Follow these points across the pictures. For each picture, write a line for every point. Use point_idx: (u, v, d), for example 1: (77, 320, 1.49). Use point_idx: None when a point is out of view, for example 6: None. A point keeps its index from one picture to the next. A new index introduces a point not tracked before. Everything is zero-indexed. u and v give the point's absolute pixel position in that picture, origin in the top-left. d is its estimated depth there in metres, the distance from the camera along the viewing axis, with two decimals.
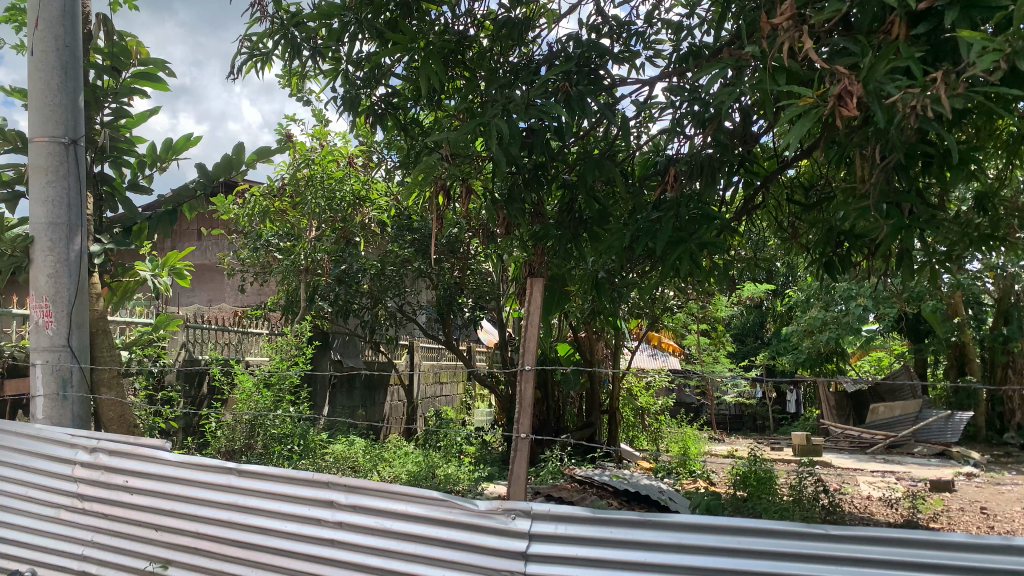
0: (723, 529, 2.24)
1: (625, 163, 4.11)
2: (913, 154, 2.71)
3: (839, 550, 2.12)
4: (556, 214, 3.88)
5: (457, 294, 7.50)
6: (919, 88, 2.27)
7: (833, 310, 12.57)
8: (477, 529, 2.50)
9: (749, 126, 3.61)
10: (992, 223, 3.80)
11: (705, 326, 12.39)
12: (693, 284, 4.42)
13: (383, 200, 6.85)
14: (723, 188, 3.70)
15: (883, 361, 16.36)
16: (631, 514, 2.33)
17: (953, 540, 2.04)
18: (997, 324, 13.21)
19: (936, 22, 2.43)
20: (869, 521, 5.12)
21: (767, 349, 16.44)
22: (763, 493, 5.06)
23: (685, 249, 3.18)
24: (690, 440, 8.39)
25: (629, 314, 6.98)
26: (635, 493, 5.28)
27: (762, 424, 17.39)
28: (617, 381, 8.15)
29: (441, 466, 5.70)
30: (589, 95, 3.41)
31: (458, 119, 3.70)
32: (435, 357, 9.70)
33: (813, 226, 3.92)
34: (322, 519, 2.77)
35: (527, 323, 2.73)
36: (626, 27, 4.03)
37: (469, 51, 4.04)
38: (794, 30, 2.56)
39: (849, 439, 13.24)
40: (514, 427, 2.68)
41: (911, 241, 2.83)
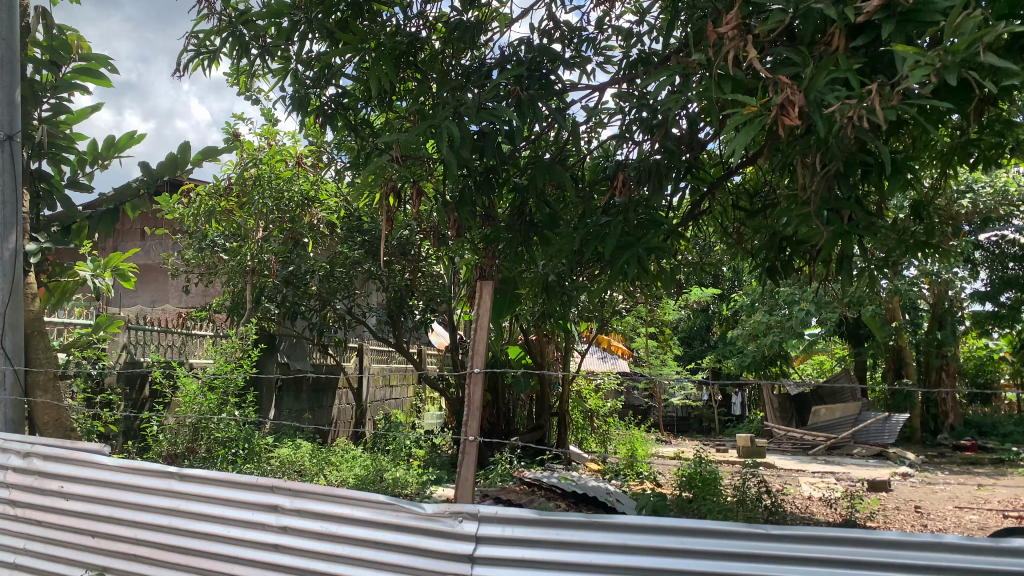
0: (668, 530, 2.27)
1: (575, 168, 4.14)
2: (852, 163, 2.79)
3: (777, 549, 2.17)
4: (506, 218, 3.89)
5: (407, 295, 7.46)
6: (857, 99, 2.34)
7: (777, 314, 12.85)
8: (424, 532, 2.49)
9: (697, 134, 3.67)
10: (927, 230, 3.94)
11: (653, 330, 12.56)
12: (640, 288, 4.48)
13: (333, 201, 6.77)
14: (671, 195, 3.77)
15: (825, 364, 16.80)
16: (577, 516, 2.35)
17: (888, 539, 2.10)
18: (932, 329, 13.66)
19: (874, 35, 2.50)
20: (809, 521, 5.26)
21: (714, 353, 16.73)
22: (708, 495, 5.14)
23: (633, 254, 3.22)
24: (638, 443, 8.50)
25: (579, 317, 7.03)
26: (583, 495, 5.32)
27: (709, 426, 17.69)
28: (567, 384, 8.20)
29: (390, 470, 5.67)
30: (540, 100, 3.43)
31: (409, 121, 3.68)
32: (385, 360, 9.63)
33: (757, 233, 4.02)
34: (265, 523, 2.73)
35: (476, 325, 2.73)
36: (578, 34, 4.05)
37: (421, 53, 4.03)
38: (739, 39, 2.62)
39: (792, 441, 13.54)
40: (462, 430, 2.69)
41: (851, 247, 2.92)
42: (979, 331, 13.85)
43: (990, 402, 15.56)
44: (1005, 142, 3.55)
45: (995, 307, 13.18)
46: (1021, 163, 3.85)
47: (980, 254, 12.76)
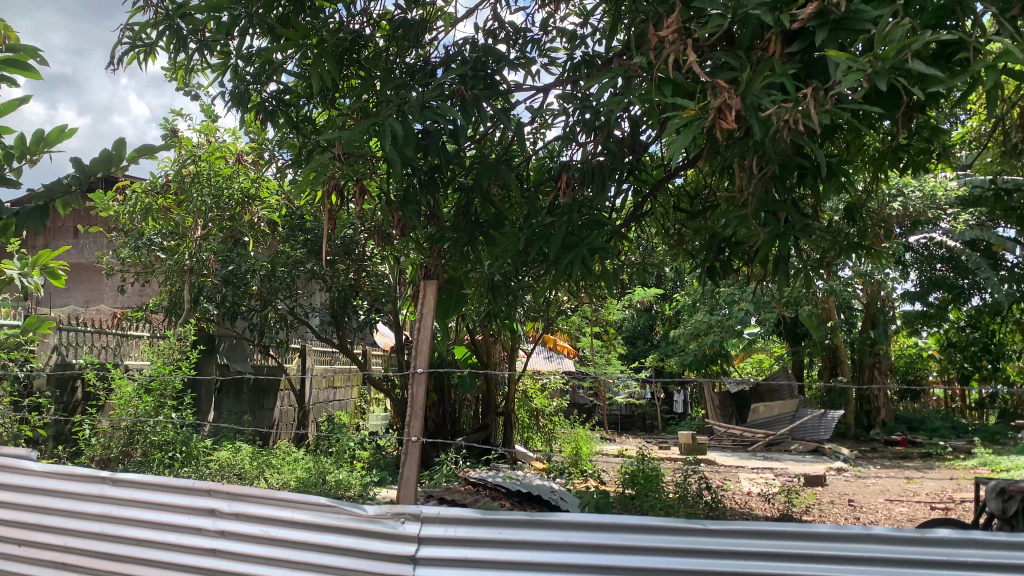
0: (610, 527, 2.29)
1: (521, 168, 4.15)
2: (789, 166, 2.86)
3: (715, 543, 2.21)
4: (452, 217, 3.88)
5: (352, 295, 7.38)
6: (792, 103, 2.40)
7: (718, 314, 13.11)
8: (366, 533, 2.46)
9: (639, 137, 3.72)
10: (859, 232, 4.07)
11: (598, 329, 12.66)
12: (584, 289, 4.52)
13: (274, 199, 6.66)
14: (614, 196, 3.82)
15: (764, 362, 17.20)
16: (519, 514, 2.36)
17: (820, 531, 2.16)
18: (865, 328, 14.09)
19: (809, 41, 2.57)
20: (748, 516, 5.38)
21: (657, 352, 16.96)
22: (650, 491, 5.21)
23: (577, 254, 3.24)
24: (583, 442, 8.56)
25: (525, 317, 7.05)
26: (527, 494, 5.35)
27: (651, 424, 17.95)
28: (513, 384, 8.21)
29: (332, 472, 5.60)
30: (485, 100, 3.42)
31: (352, 119, 3.62)
32: (329, 361, 9.50)
33: (698, 234, 4.09)
34: (202, 528, 2.66)
35: (419, 325, 2.73)
36: (522, 34, 4.07)
37: (365, 51, 3.98)
38: (679, 43, 2.66)
39: (732, 437, 13.81)
40: (405, 431, 2.69)
41: (788, 248, 2.99)
42: (909, 329, 14.33)
43: (919, 398, 16.13)
44: (932, 147, 3.69)
45: (923, 307, 13.69)
46: (948, 167, 3.99)
47: (911, 255, 13.20)
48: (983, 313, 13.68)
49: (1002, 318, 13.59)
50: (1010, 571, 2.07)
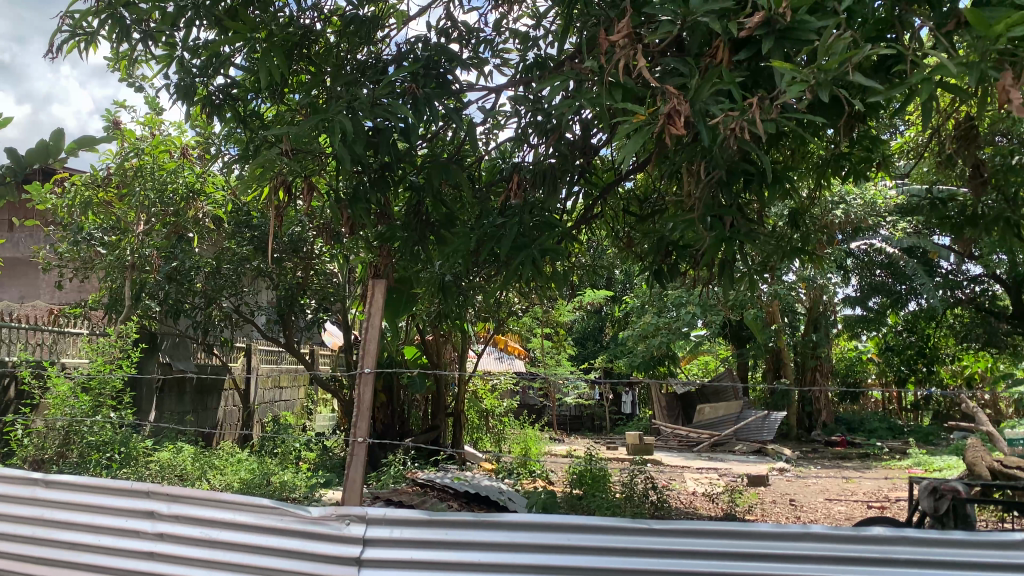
0: (556, 527, 2.30)
1: (473, 168, 4.14)
2: (735, 172, 2.91)
3: (659, 542, 2.24)
4: (402, 216, 3.86)
5: (299, 294, 7.28)
6: (738, 111, 2.44)
7: (666, 316, 13.27)
8: (310, 536, 2.43)
9: (590, 140, 3.75)
10: (802, 237, 4.17)
11: (548, 331, 12.70)
12: (534, 291, 4.54)
13: (219, 194, 6.53)
14: (564, 198, 3.84)
15: (710, 364, 17.49)
16: (466, 515, 2.36)
17: (760, 530, 2.20)
18: (808, 331, 14.38)
19: (755, 49, 2.62)
20: (693, 515, 5.47)
21: (606, 353, 17.11)
22: (597, 491, 5.26)
23: (527, 255, 3.25)
24: (532, 442, 8.60)
25: (476, 318, 7.05)
26: (475, 495, 5.36)
27: (600, 424, 18.11)
28: (463, 384, 8.19)
29: (277, 473, 5.51)
30: (436, 98, 3.40)
31: (302, 114, 3.55)
32: (275, 360, 9.35)
33: (646, 237, 4.14)
34: (140, 531, 2.59)
35: (367, 325, 2.70)
36: (475, 34, 4.06)
37: (315, 46, 3.91)
38: (630, 48, 2.68)
39: (678, 438, 14.01)
40: (351, 431, 2.66)
41: (733, 252, 3.04)
42: (849, 333, 14.72)
43: (859, 400, 16.58)
44: (873, 156, 3.80)
45: (863, 311, 14.08)
46: (887, 176, 4.11)
47: (852, 261, 13.55)
48: (919, 317, 14.15)
49: (937, 323, 14.08)
50: (941, 567, 2.14)
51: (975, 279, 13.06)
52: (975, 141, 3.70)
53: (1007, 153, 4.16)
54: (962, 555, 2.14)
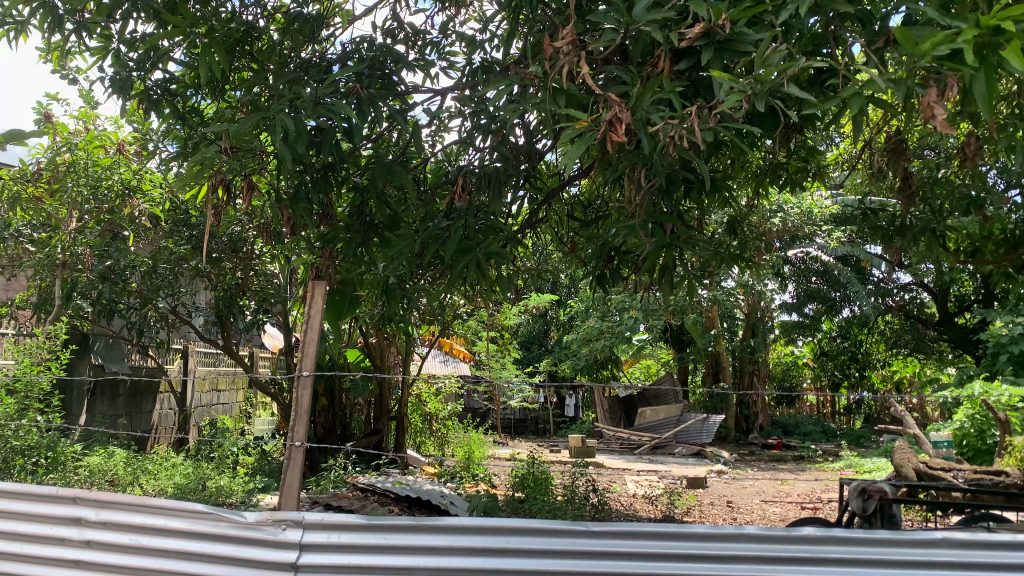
0: (496, 530, 2.31)
1: (418, 170, 4.12)
2: (674, 179, 2.98)
3: (598, 545, 2.26)
4: (346, 216, 3.82)
5: (238, 295, 7.16)
6: (678, 119, 2.49)
7: (609, 320, 13.40)
8: (244, 541, 2.38)
9: (535, 145, 3.77)
10: (740, 244, 4.27)
11: (492, 334, 12.71)
12: (479, 294, 4.53)
13: (157, 192, 6.35)
14: (510, 202, 3.86)
15: (652, 368, 17.72)
16: (405, 519, 2.34)
17: (696, 532, 2.25)
18: (746, 336, 14.58)
19: (695, 59, 2.67)
20: (632, 517, 5.54)
21: (550, 357, 17.19)
22: (539, 494, 5.28)
23: (472, 258, 3.25)
24: (475, 446, 8.60)
25: (420, 321, 7.00)
26: (415, 498, 5.36)
27: (543, 427, 18.19)
28: (406, 387, 8.12)
29: (213, 478, 5.39)
30: (381, 99, 3.37)
31: (243, 112, 3.48)
32: (213, 362, 9.13)
33: (590, 242, 4.18)
34: (66, 538, 2.51)
35: (307, 327, 2.66)
36: (421, 36, 4.04)
37: (258, 43, 3.83)
38: (573, 54, 2.69)
39: (620, 441, 14.17)
40: (288, 435, 2.62)
41: (673, 257, 3.10)
42: (786, 338, 15.10)
43: (794, 404, 17.01)
44: (809, 167, 3.92)
45: (800, 317, 14.47)
46: (821, 186, 4.24)
47: (790, 268, 13.89)
48: (852, 324, 14.63)
49: (869, 329, 14.56)
50: (867, 565, 2.21)
51: (905, 287, 13.77)
52: (904, 155, 3.85)
53: (933, 167, 4.35)
54: (888, 554, 2.22)
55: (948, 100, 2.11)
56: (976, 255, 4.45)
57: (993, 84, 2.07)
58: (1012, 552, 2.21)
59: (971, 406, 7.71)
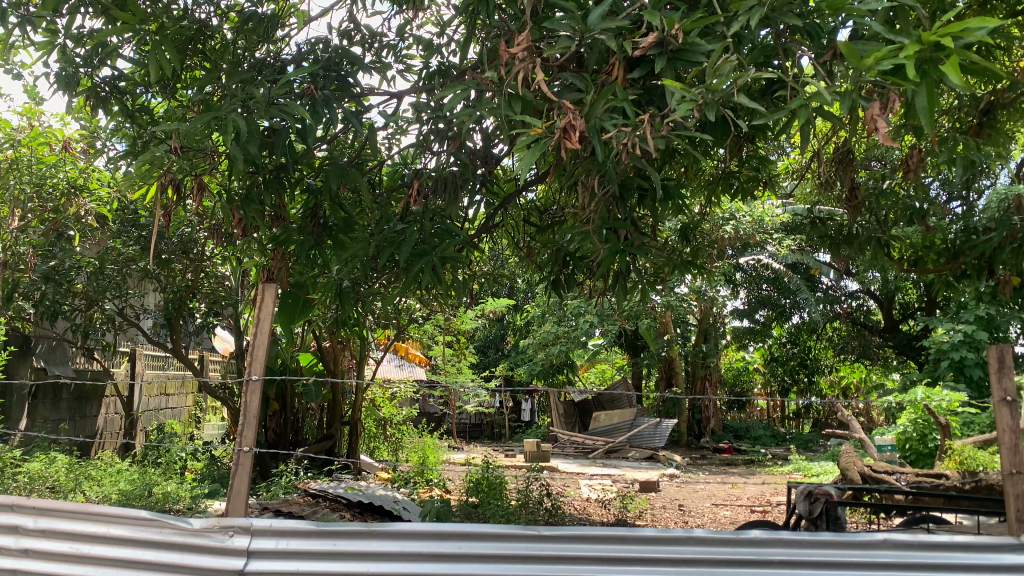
0: (447, 536, 2.30)
1: (374, 173, 4.08)
2: (628, 186, 3.01)
3: (548, 549, 2.26)
4: (299, 219, 3.78)
5: (188, 297, 7.03)
6: (631, 127, 2.51)
7: (565, 325, 13.47)
8: (189, 548, 2.33)
9: (492, 149, 3.75)
10: (692, 251, 4.34)
11: (448, 338, 12.69)
12: (434, 298, 4.51)
13: (104, 191, 6.16)
14: (466, 206, 3.86)
15: (607, 373, 17.85)
16: (355, 525, 2.31)
17: (645, 535, 2.26)
18: (698, 341, 14.78)
19: (649, 68, 2.69)
20: (585, 521, 5.57)
21: (506, 361, 17.21)
22: (492, 499, 5.29)
23: (427, 262, 3.24)
24: (429, 451, 8.57)
25: (375, 325, 6.96)
26: (368, 504, 5.32)
27: (499, 432, 18.20)
28: (360, 391, 8.05)
29: (159, 484, 5.28)
30: (335, 101, 3.33)
31: (194, 111, 3.41)
32: (162, 366, 8.94)
33: (546, 248, 4.19)
34: (2, 547, 2.43)
35: (256, 331, 2.61)
36: (378, 39, 4.01)
37: (210, 41, 3.77)
38: (528, 61, 2.69)
39: (574, 445, 14.24)
40: (237, 440, 2.58)
41: (627, 263, 3.13)
42: (737, 344, 15.36)
43: (745, 408, 17.29)
44: (759, 177, 4.02)
45: (751, 323, 14.74)
46: (771, 196, 4.33)
47: (742, 275, 14.13)
48: (802, 330, 14.96)
49: (818, 336, 14.88)
50: (812, 567, 2.25)
51: (852, 294, 14.13)
52: (851, 166, 3.95)
53: (879, 178, 4.46)
54: (831, 555, 2.26)
55: (892, 112, 2.16)
56: (919, 264, 4.57)
57: (934, 98, 2.12)
58: (951, 553, 2.27)
59: (913, 410, 7.94)
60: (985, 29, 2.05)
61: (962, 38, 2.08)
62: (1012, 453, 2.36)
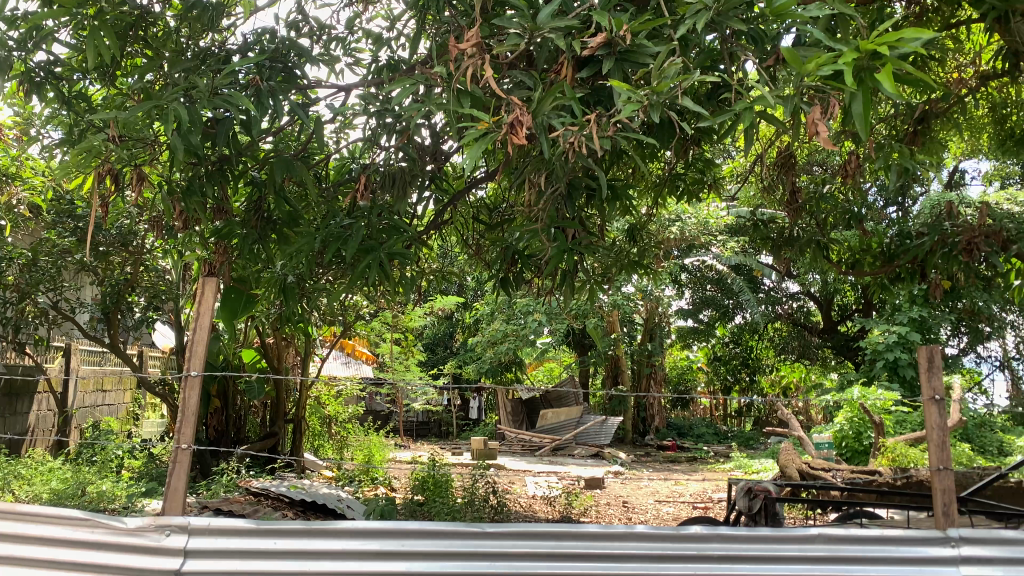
0: (390, 533, 2.28)
1: (321, 166, 4.02)
2: (575, 186, 3.03)
3: (492, 546, 2.27)
4: (242, 212, 3.72)
5: (127, 291, 6.88)
6: (579, 126, 2.52)
7: (513, 323, 13.51)
8: (123, 547, 2.27)
9: (440, 146, 3.73)
10: (639, 252, 4.40)
11: (396, 336, 12.62)
12: (381, 294, 4.48)
13: (38, 180, 5.97)
14: (415, 202, 3.84)
15: (554, 371, 17.96)
16: (296, 523, 2.27)
17: (588, 531, 2.28)
18: (644, 340, 14.97)
19: (597, 68, 2.71)
20: (529, 518, 5.61)
21: (454, 359, 17.18)
22: (439, 497, 5.29)
23: (374, 258, 3.21)
24: (375, 449, 8.51)
25: (321, 321, 6.87)
26: (311, 503, 5.27)
27: (446, 430, 18.16)
28: (304, 388, 7.93)
29: (94, 483, 5.14)
30: (281, 92, 3.26)
31: (134, 100, 3.31)
32: (98, 361, 8.68)
33: (494, 245, 4.20)
34: None
35: (195, 326, 2.54)
36: (326, 31, 3.95)
37: (152, 28, 3.66)
38: (477, 58, 2.67)
39: (521, 443, 14.28)
40: (174, 437, 2.51)
41: (574, 262, 3.15)
42: (682, 343, 15.60)
43: (689, 406, 17.58)
44: (704, 179, 4.10)
45: (695, 323, 15.00)
46: (716, 198, 4.40)
47: (687, 276, 14.36)
48: (744, 330, 15.29)
49: (760, 336, 15.23)
50: (750, 561, 2.30)
51: (793, 296, 14.51)
52: (793, 170, 4.04)
53: (819, 182, 4.58)
54: (768, 550, 2.31)
55: (832, 118, 2.20)
56: (856, 267, 4.70)
57: (870, 105, 2.18)
58: (882, 546, 2.33)
59: (849, 409, 8.19)
60: (919, 40, 2.11)
61: (897, 48, 2.14)
62: (940, 450, 2.45)
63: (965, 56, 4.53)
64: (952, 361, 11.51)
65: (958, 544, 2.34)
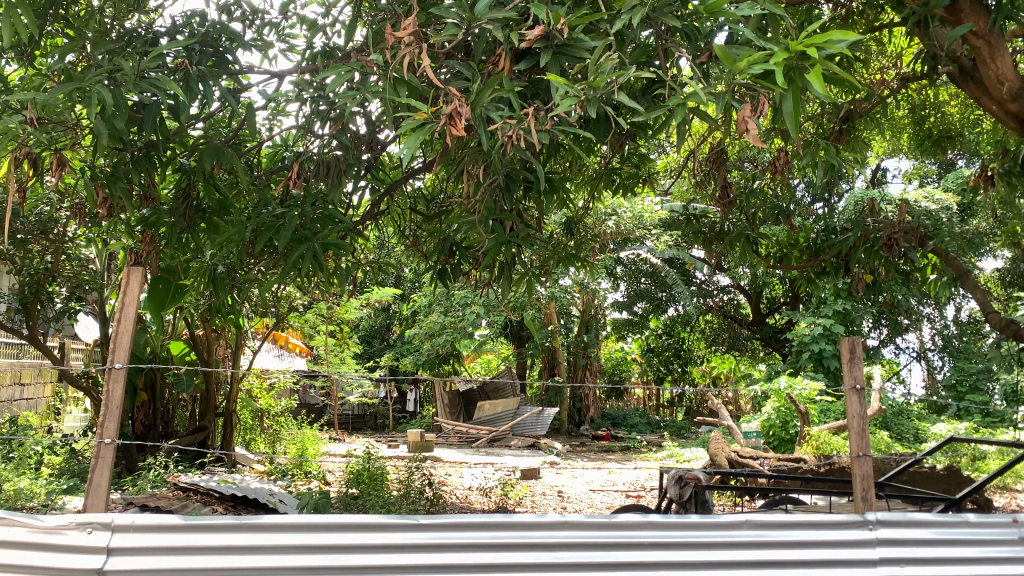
0: (323, 528, 2.25)
1: (251, 154, 3.92)
2: (513, 178, 3.03)
3: (426, 537, 2.26)
4: (170, 200, 3.62)
5: (47, 280, 6.62)
6: (516, 119, 2.52)
7: (451, 315, 13.50)
8: (43, 546, 2.19)
9: (377, 135, 3.68)
10: (576, 244, 4.44)
11: (331, 327, 12.46)
12: (316, 285, 4.41)
13: None
14: (350, 191, 3.78)
15: (491, 362, 18.01)
16: (225, 518, 2.22)
17: (523, 521, 2.29)
18: (580, 332, 15.14)
19: (534, 61, 2.71)
20: (464, 509, 5.62)
21: (391, 351, 17.06)
22: (373, 490, 5.26)
23: (308, 248, 3.16)
24: (309, 442, 8.40)
25: (253, 313, 6.73)
26: (242, 497, 5.17)
27: (382, 422, 18.03)
28: (236, 381, 7.76)
29: (11, 481, 4.94)
30: (211, 77, 3.17)
31: (54, 81, 3.16)
32: (16, 353, 8.31)
33: (431, 236, 4.18)
34: None
35: (120, 317, 2.45)
36: (259, 16, 3.85)
37: (74, 7, 3.50)
38: (415, 46, 2.62)
39: (457, 435, 14.28)
40: (97, 431, 2.42)
41: (510, 254, 3.16)
42: (617, 334, 15.83)
43: (624, 397, 17.86)
44: (640, 173, 4.17)
45: (629, 315, 15.22)
46: (650, 191, 4.47)
47: (623, 269, 14.55)
48: (677, 322, 15.60)
49: (692, 328, 15.56)
50: (680, 547, 2.35)
51: (723, 289, 14.88)
52: (723, 166, 4.14)
53: (749, 178, 4.70)
54: (696, 535, 2.36)
55: (763, 114, 2.24)
56: (784, 260, 4.83)
57: (799, 104, 2.23)
58: (806, 531, 2.41)
59: (776, 399, 8.45)
60: (846, 42, 2.17)
61: (824, 50, 2.19)
62: (860, 437, 2.55)
63: (886, 58, 4.70)
64: (872, 353, 12.00)
65: (876, 526, 2.44)
